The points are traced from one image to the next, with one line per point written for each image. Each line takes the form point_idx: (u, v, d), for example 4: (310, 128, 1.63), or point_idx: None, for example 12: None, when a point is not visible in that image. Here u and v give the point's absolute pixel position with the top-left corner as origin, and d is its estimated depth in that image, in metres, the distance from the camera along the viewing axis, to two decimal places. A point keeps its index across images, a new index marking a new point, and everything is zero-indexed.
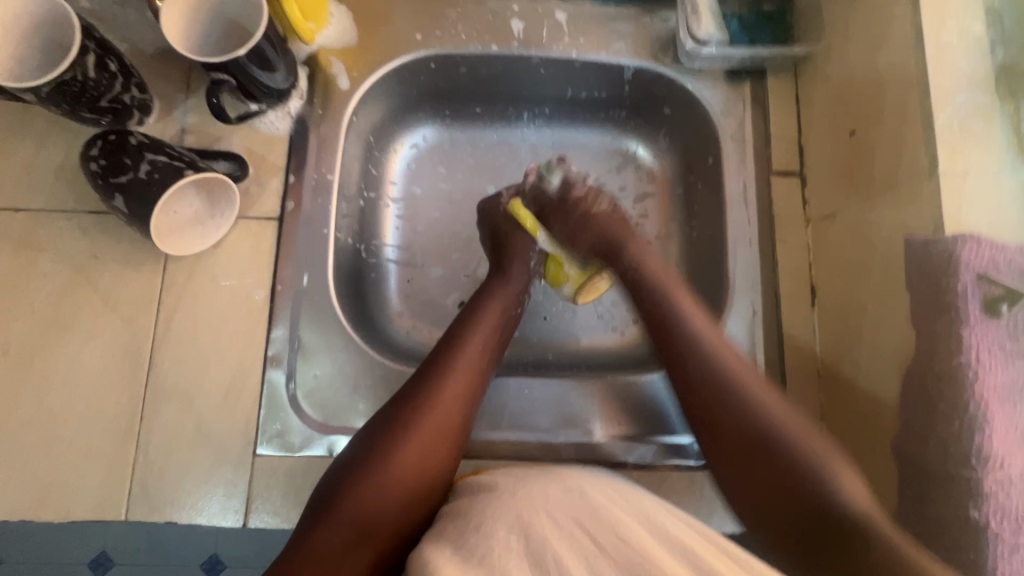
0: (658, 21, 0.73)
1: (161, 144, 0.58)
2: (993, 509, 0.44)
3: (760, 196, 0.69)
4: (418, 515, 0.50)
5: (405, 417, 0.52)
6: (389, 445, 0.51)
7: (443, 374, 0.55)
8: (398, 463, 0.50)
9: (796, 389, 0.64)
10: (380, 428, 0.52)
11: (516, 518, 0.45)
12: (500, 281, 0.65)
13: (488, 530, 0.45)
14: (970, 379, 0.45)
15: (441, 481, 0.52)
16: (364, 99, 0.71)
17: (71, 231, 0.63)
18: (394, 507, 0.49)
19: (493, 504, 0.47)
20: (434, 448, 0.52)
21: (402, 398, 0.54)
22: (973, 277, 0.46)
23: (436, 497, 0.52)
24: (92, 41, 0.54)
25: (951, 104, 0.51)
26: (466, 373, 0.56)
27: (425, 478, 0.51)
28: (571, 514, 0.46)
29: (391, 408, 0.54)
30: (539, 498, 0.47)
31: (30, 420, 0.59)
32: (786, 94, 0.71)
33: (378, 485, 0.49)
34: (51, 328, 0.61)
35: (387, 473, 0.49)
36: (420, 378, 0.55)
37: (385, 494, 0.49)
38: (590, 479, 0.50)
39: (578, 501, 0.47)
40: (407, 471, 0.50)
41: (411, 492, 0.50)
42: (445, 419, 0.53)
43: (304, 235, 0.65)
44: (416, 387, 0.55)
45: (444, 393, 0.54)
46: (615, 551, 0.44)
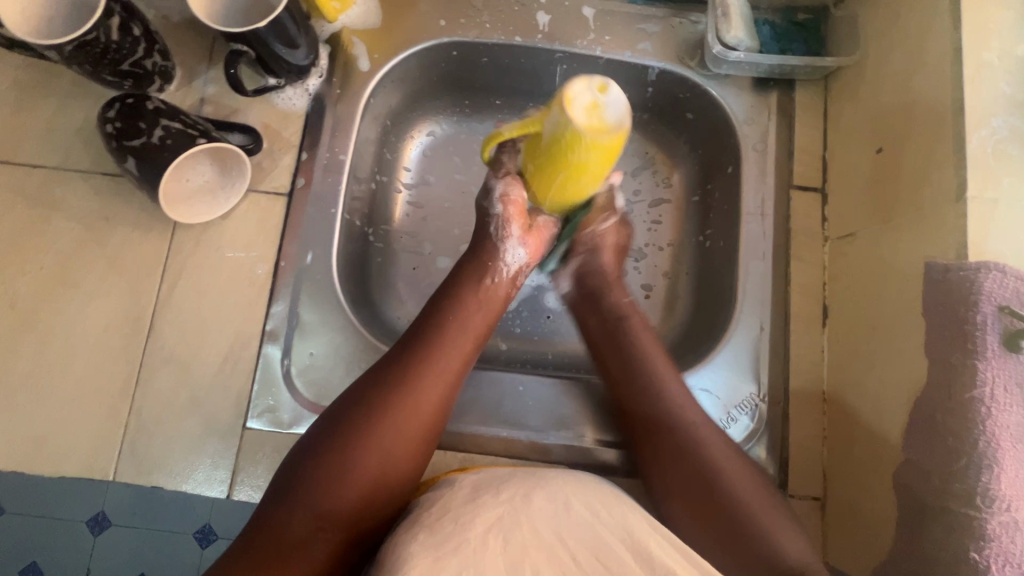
0: (687, 23, 0.71)
1: (178, 111, 0.58)
2: (994, 552, 0.41)
3: (777, 211, 0.67)
4: (381, 503, 0.49)
5: (367, 404, 0.51)
6: (350, 433, 0.49)
7: (413, 361, 0.53)
8: (361, 453, 0.48)
9: (797, 412, 0.62)
10: (342, 414, 0.51)
11: (496, 518, 0.44)
12: (476, 262, 0.61)
13: (464, 525, 0.43)
14: (982, 416, 0.43)
15: (407, 474, 0.51)
16: (383, 81, 0.70)
17: (84, 191, 0.64)
18: (355, 498, 0.47)
19: (474, 500, 0.46)
20: (400, 441, 0.50)
21: (367, 385, 0.52)
22: (994, 309, 0.44)
23: (400, 486, 0.50)
24: (118, 4, 0.54)
25: (985, 126, 0.49)
26: (438, 360, 0.54)
27: (387, 467, 0.49)
28: (552, 520, 0.45)
29: (356, 395, 0.52)
30: (523, 506, 0.45)
31: (30, 374, 0.60)
32: (814, 108, 0.69)
33: (340, 475, 0.47)
34: (57, 285, 0.62)
35: (346, 464, 0.48)
36: (388, 364, 0.54)
37: (344, 486, 0.47)
38: (574, 485, 0.48)
39: (561, 509, 0.45)
40: (368, 461, 0.48)
41: (374, 483, 0.48)
42: (414, 412, 0.51)
43: (311, 213, 0.65)
44: (384, 377, 0.52)
45: (416, 384, 0.52)
46: (591, 569, 0.43)
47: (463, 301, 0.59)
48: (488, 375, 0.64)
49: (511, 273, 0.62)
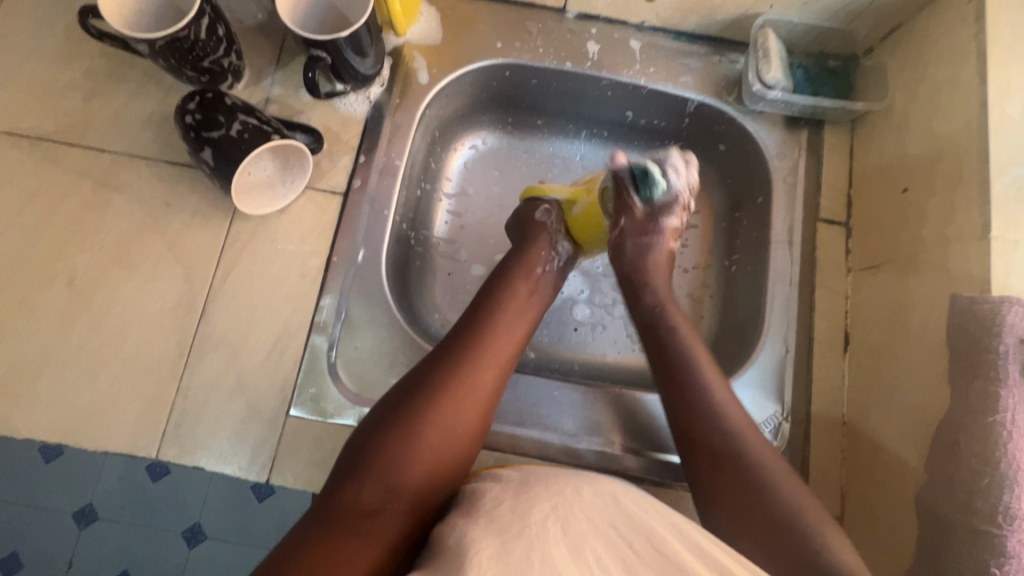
0: (725, 61, 0.76)
1: (252, 108, 0.61)
2: (1014, 568, 0.44)
3: (804, 241, 0.71)
4: (446, 476, 0.51)
5: (431, 381, 0.53)
6: (416, 407, 0.51)
7: (471, 343, 0.56)
8: (426, 429, 0.50)
9: (818, 432, 0.65)
10: (406, 390, 0.53)
11: (551, 508, 0.46)
12: (521, 257, 0.65)
13: (522, 514, 0.45)
14: (1004, 439, 0.46)
15: (467, 451, 0.53)
16: (438, 94, 0.74)
17: (149, 177, 0.67)
18: (422, 473, 0.49)
19: (526, 491, 0.48)
20: (462, 418, 0.52)
21: (427, 365, 0.55)
22: (1015, 341, 0.48)
23: (463, 461, 0.52)
24: (208, 6, 0.58)
25: (1008, 173, 0.53)
26: (495, 341, 0.57)
27: (451, 441, 0.51)
28: (605, 514, 0.47)
29: (415, 375, 0.54)
30: (574, 499, 0.47)
31: (83, 348, 0.62)
32: (841, 147, 0.74)
33: (406, 450, 0.49)
34: (115, 265, 0.64)
35: (413, 436, 0.50)
36: (446, 346, 0.56)
37: (414, 457, 0.49)
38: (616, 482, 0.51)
39: (610, 505, 0.47)
40: (434, 435, 0.51)
41: (438, 459, 0.51)
42: (473, 392, 0.54)
43: (365, 213, 0.68)
44: (444, 359, 0.55)
45: (475, 363, 0.55)
46: (649, 557, 0.44)
47: (514, 291, 0.62)
48: (525, 379, 0.67)
49: (557, 263, 0.67)
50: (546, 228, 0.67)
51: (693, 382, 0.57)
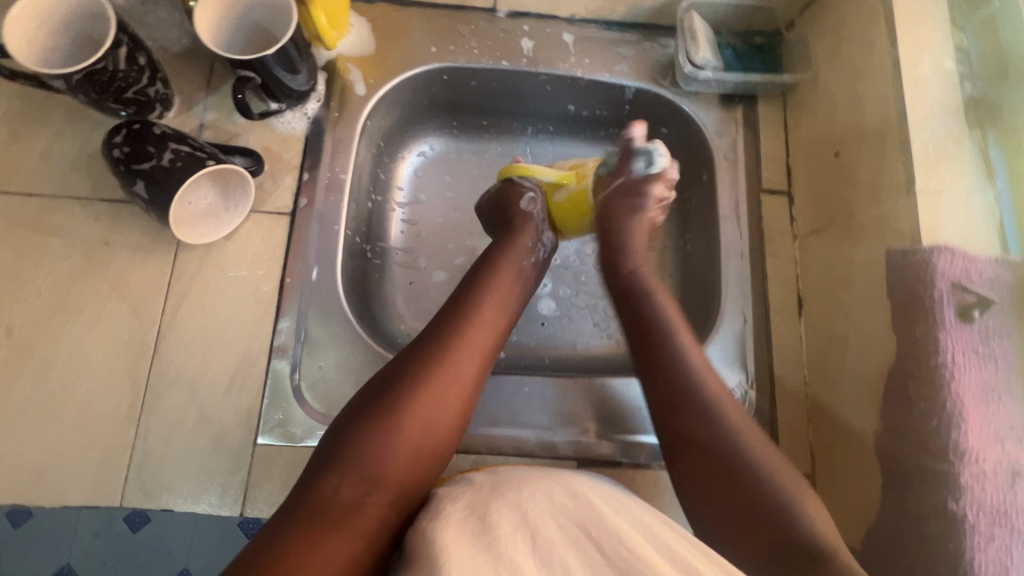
0: (657, 47, 0.78)
1: (183, 136, 0.60)
2: (969, 501, 0.46)
3: (750, 213, 0.73)
4: (429, 467, 0.50)
5: (414, 369, 0.52)
6: (399, 396, 0.50)
7: (455, 331, 0.55)
8: (408, 417, 0.50)
9: (783, 396, 0.67)
10: (387, 379, 0.52)
11: (521, 517, 0.45)
12: (504, 246, 0.65)
13: (489, 523, 0.45)
14: (948, 379, 0.49)
15: (449, 440, 0.52)
16: (378, 105, 0.74)
17: (83, 217, 0.64)
18: (402, 463, 0.48)
19: (497, 498, 0.48)
20: (444, 406, 0.51)
21: (412, 353, 0.54)
22: (948, 285, 0.50)
23: (446, 451, 0.52)
24: (125, 35, 0.56)
25: (925, 129, 0.56)
26: (481, 329, 0.56)
27: (435, 431, 0.51)
28: (574, 517, 0.46)
29: (397, 363, 0.53)
30: (543, 508, 0.47)
31: (31, 402, 0.59)
32: (775, 119, 0.76)
33: (387, 438, 0.49)
34: (57, 312, 0.61)
35: (397, 426, 0.49)
36: (430, 334, 0.55)
37: (396, 447, 0.49)
38: (588, 483, 0.51)
39: (579, 507, 0.47)
40: (418, 425, 0.50)
41: (420, 448, 0.50)
42: (456, 379, 0.53)
43: (315, 231, 0.67)
44: (426, 347, 0.54)
45: (459, 352, 0.54)
46: (616, 557, 0.43)
47: (495, 277, 0.62)
48: (494, 379, 0.67)
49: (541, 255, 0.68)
50: (530, 216, 0.68)
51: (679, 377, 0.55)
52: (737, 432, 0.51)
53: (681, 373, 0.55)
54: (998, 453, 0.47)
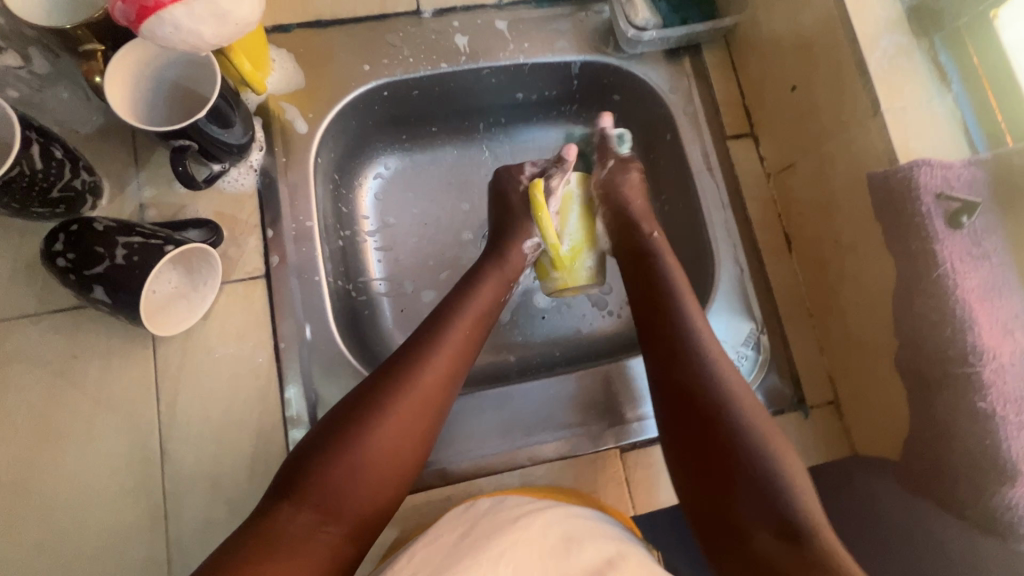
0: (592, 14, 0.75)
1: (130, 225, 0.54)
2: (996, 396, 0.49)
3: (721, 163, 0.74)
4: (387, 497, 0.51)
5: (377, 398, 0.52)
6: (362, 426, 0.51)
7: (421, 361, 0.55)
8: (369, 447, 0.50)
9: (792, 332, 0.69)
10: (352, 407, 0.52)
11: (510, 541, 0.47)
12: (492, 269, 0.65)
13: (483, 549, 0.47)
14: (952, 287, 0.51)
15: (407, 475, 0.53)
16: (324, 138, 0.69)
17: (41, 335, 0.58)
18: (360, 496, 0.50)
19: (490, 525, 0.50)
20: (408, 436, 0.52)
21: (377, 381, 0.54)
22: (933, 197, 0.52)
23: (407, 482, 0.53)
24: (32, 131, 0.51)
25: (877, 48, 0.57)
26: (446, 360, 0.56)
27: (396, 464, 0.52)
28: (556, 554, 0.47)
29: (361, 394, 0.53)
30: (528, 549, 0.48)
31: (43, 544, 0.55)
32: (723, 64, 0.76)
33: (347, 472, 0.49)
34: (43, 442, 0.56)
35: (359, 459, 0.50)
36: (397, 362, 0.55)
37: (355, 478, 0.49)
38: (593, 534, 0.51)
39: (561, 541, 0.49)
40: (380, 455, 0.51)
41: (379, 482, 0.51)
42: (418, 414, 0.53)
43: (296, 287, 0.63)
44: (393, 380, 0.54)
45: (422, 383, 0.54)
46: None
47: (457, 301, 0.61)
48: (520, 389, 0.66)
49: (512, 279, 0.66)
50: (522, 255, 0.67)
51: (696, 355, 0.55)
52: (734, 410, 0.52)
53: (699, 370, 0.54)
54: (1012, 344, 0.50)
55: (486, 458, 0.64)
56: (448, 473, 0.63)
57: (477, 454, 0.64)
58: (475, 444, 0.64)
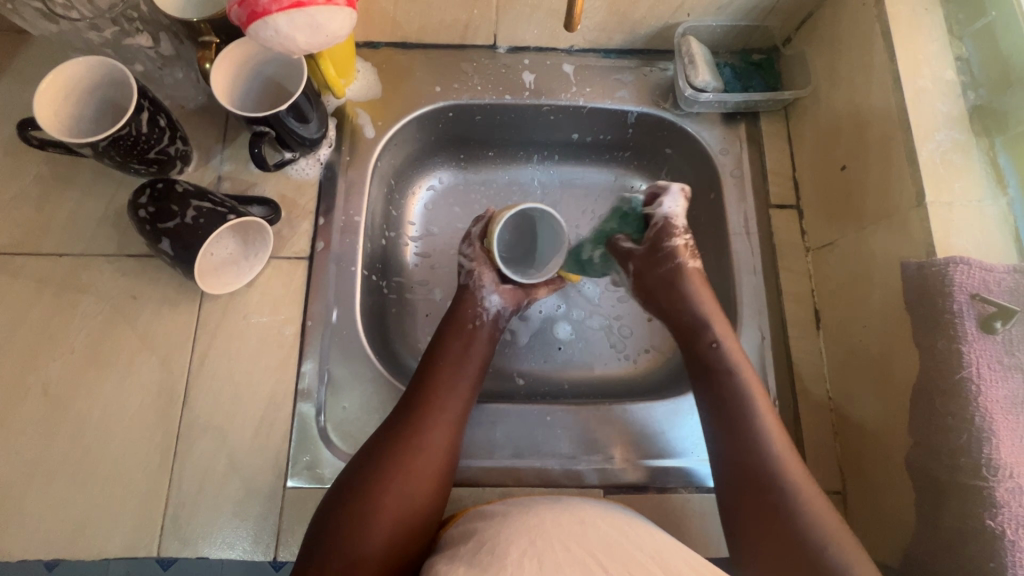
0: (656, 71, 0.79)
1: (205, 191, 0.62)
2: (1007, 517, 0.46)
3: (760, 229, 0.74)
4: (408, 540, 0.53)
5: (383, 451, 0.56)
6: (373, 478, 0.54)
7: (423, 409, 0.59)
8: (381, 496, 0.53)
9: (808, 412, 0.67)
10: (361, 463, 0.55)
11: (529, 543, 0.49)
12: (463, 312, 0.68)
13: (500, 554, 0.48)
14: (975, 393, 0.48)
15: (429, 513, 0.55)
16: (387, 145, 0.76)
17: (112, 272, 0.66)
18: (386, 538, 0.51)
19: (507, 529, 0.51)
20: (419, 480, 0.55)
21: (382, 437, 0.57)
22: (966, 297, 0.50)
23: (429, 522, 0.55)
24: (146, 99, 0.59)
25: (931, 140, 0.57)
26: (445, 402, 0.60)
27: (410, 509, 0.54)
28: (583, 542, 0.49)
29: (371, 449, 0.57)
30: (548, 525, 0.51)
31: (69, 457, 0.61)
32: (778, 135, 0.77)
33: (364, 521, 0.51)
34: (90, 367, 0.64)
35: (372, 508, 0.52)
36: (397, 414, 0.59)
37: (372, 529, 0.51)
38: (598, 514, 0.54)
39: (588, 531, 0.51)
40: (393, 502, 0.53)
41: (398, 525, 0.52)
42: (428, 455, 0.56)
43: (333, 273, 0.69)
44: (395, 431, 0.57)
45: (424, 427, 0.58)
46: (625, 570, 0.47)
47: (453, 352, 0.65)
48: (514, 409, 0.67)
49: (491, 318, 0.69)
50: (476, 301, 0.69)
51: (739, 446, 0.56)
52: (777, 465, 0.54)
53: (733, 389, 0.59)
54: None
55: (468, 469, 0.64)
56: None
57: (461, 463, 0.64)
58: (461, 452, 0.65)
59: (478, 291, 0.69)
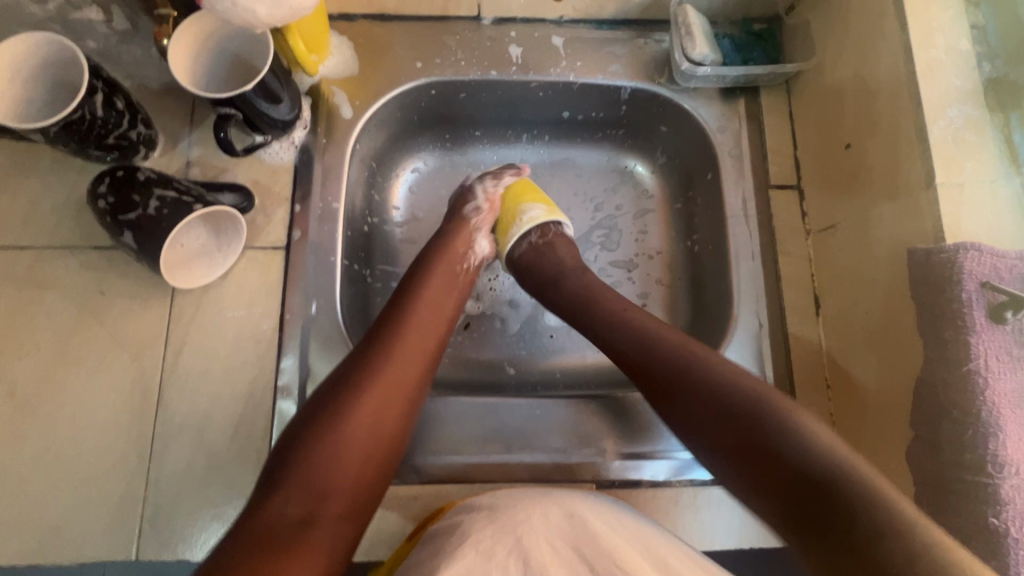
0: (651, 42, 0.74)
1: (169, 179, 0.58)
2: (1012, 515, 0.44)
3: (760, 211, 0.70)
4: (376, 470, 0.51)
5: (356, 375, 0.53)
6: (342, 404, 0.51)
7: (397, 335, 0.56)
8: (351, 422, 0.50)
9: (805, 401, 0.65)
10: (331, 387, 0.52)
11: (514, 541, 0.47)
12: (443, 251, 0.66)
13: (484, 548, 0.47)
14: (981, 387, 0.46)
15: (397, 443, 0.53)
16: (366, 126, 0.72)
17: (77, 267, 0.63)
18: (354, 466, 0.49)
19: (494, 523, 0.49)
20: (389, 410, 0.52)
21: (351, 363, 0.54)
22: (977, 286, 0.47)
23: (397, 453, 0.53)
24: (100, 80, 0.55)
25: (942, 117, 0.53)
26: (419, 332, 0.58)
27: (381, 438, 0.51)
28: (568, 538, 0.48)
29: (341, 372, 0.53)
30: (535, 518, 0.49)
31: (40, 460, 0.58)
32: (779, 111, 0.73)
33: (331, 450, 0.48)
34: (57, 366, 0.61)
35: (341, 435, 0.49)
36: (370, 339, 0.56)
37: (339, 459, 0.49)
38: (588, 503, 0.52)
39: (574, 525, 0.49)
40: (363, 429, 0.50)
41: (369, 453, 0.50)
42: (399, 383, 0.54)
43: (311, 264, 0.65)
44: (364, 359, 0.54)
45: (398, 354, 0.55)
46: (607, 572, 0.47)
47: (428, 282, 0.62)
48: (504, 401, 0.65)
49: (477, 262, 0.69)
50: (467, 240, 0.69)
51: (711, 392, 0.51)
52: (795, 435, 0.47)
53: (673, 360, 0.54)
54: None
55: (457, 465, 0.62)
56: (419, 472, 0.62)
57: (448, 458, 0.62)
58: (448, 447, 0.63)
59: (472, 230, 0.70)
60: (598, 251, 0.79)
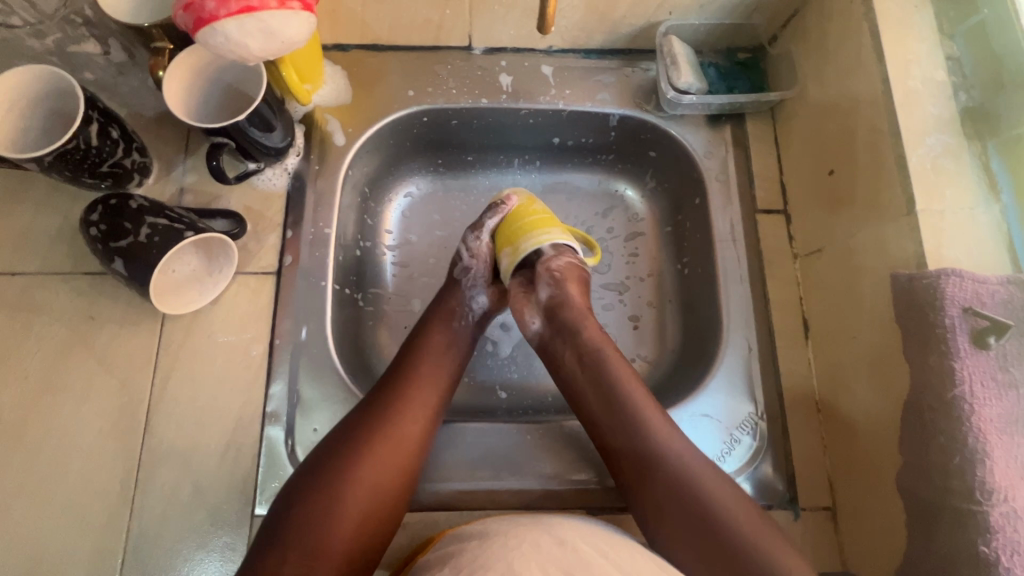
0: (638, 71, 0.76)
1: (162, 206, 0.59)
2: (1002, 544, 0.44)
3: (747, 235, 0.71)
4: (373, 533, 0.50)
5: (359, 436, 0.53)
6: (343, 466, 0.51)
7: (401, 395, 0.57)
8: (351, 485, 0.50)
9: (796, 426, 0.64)
10: (334, 447, 0.52)
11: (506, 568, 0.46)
12: (444, 303, 0.66)
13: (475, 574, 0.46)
14: (968, 413, 0.46)
15: (396, 505, 0.53)
16: (359, 153, 0.73)
17: (67, 293, 0.63)
18: (351, 529, 0.49)
19: (483, 551, 0.48)
20: (389, 470, 0.52)
21: (355, 422, 0.54)
22: (959, 311, 0.48)
23: (395, 515, 0.53)
24: (95, 110, 0.56)
25: (921, 145, 0.54)
26: (424, 391, 0.58)
27: (379, 500, 0.51)
28: (560, 564, 0.47)
29: (343, 430, 0.54)
30: (525, 546, 0.48)
31: (23, 488, 0.58)
32: (765, 137, 0.75)
33: (330, 513, 0.48)
34: (44, 393, 0.60)
35: (340, 500, 0.49)
36: (373, 399, 0.56)
37: (337, 522, 0.48)
38: (577, 531, 0.52)
39: (566, 552, 0.48)
40: (362, 492, 0.50)
41: (366, 517, 0.50)
42: (401, 445, 0.54)
43: (302, 289, 0.66)
44: (368, 419, 0.54)
45: (402, 415, 0.55)
46: None
47: (432, 336, 0.63)
48: (495, 426, 0.65)
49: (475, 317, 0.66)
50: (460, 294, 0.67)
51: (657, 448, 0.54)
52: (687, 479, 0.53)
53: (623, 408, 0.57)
54: None
55: (446, 492, 0.62)
56: (408, 499, 0.61)
57: (437, 485, 0.62)
58: (438, 474, 0.62)
59: (467, 284, 0.67)
60: (589, 274, 0.80)
